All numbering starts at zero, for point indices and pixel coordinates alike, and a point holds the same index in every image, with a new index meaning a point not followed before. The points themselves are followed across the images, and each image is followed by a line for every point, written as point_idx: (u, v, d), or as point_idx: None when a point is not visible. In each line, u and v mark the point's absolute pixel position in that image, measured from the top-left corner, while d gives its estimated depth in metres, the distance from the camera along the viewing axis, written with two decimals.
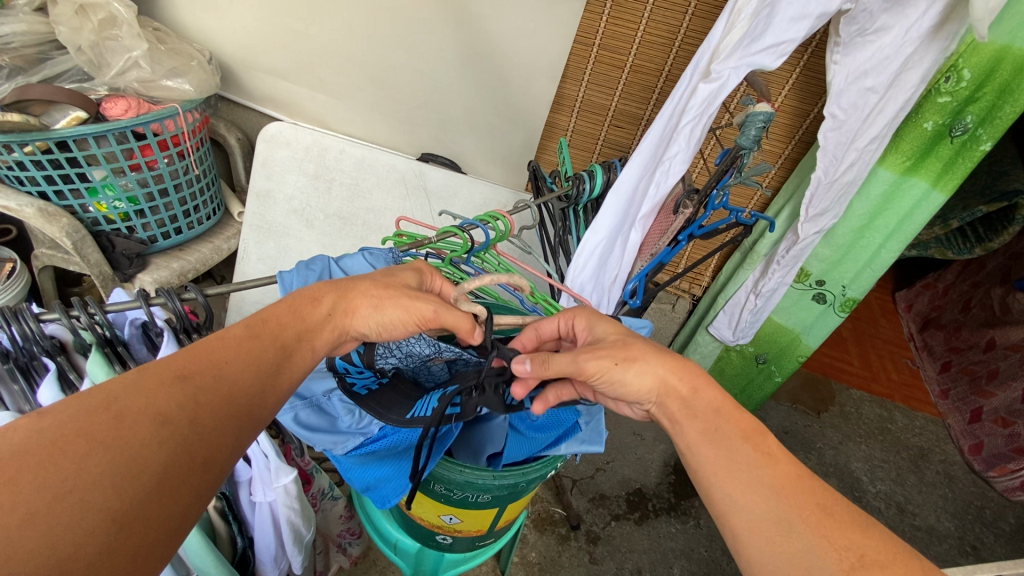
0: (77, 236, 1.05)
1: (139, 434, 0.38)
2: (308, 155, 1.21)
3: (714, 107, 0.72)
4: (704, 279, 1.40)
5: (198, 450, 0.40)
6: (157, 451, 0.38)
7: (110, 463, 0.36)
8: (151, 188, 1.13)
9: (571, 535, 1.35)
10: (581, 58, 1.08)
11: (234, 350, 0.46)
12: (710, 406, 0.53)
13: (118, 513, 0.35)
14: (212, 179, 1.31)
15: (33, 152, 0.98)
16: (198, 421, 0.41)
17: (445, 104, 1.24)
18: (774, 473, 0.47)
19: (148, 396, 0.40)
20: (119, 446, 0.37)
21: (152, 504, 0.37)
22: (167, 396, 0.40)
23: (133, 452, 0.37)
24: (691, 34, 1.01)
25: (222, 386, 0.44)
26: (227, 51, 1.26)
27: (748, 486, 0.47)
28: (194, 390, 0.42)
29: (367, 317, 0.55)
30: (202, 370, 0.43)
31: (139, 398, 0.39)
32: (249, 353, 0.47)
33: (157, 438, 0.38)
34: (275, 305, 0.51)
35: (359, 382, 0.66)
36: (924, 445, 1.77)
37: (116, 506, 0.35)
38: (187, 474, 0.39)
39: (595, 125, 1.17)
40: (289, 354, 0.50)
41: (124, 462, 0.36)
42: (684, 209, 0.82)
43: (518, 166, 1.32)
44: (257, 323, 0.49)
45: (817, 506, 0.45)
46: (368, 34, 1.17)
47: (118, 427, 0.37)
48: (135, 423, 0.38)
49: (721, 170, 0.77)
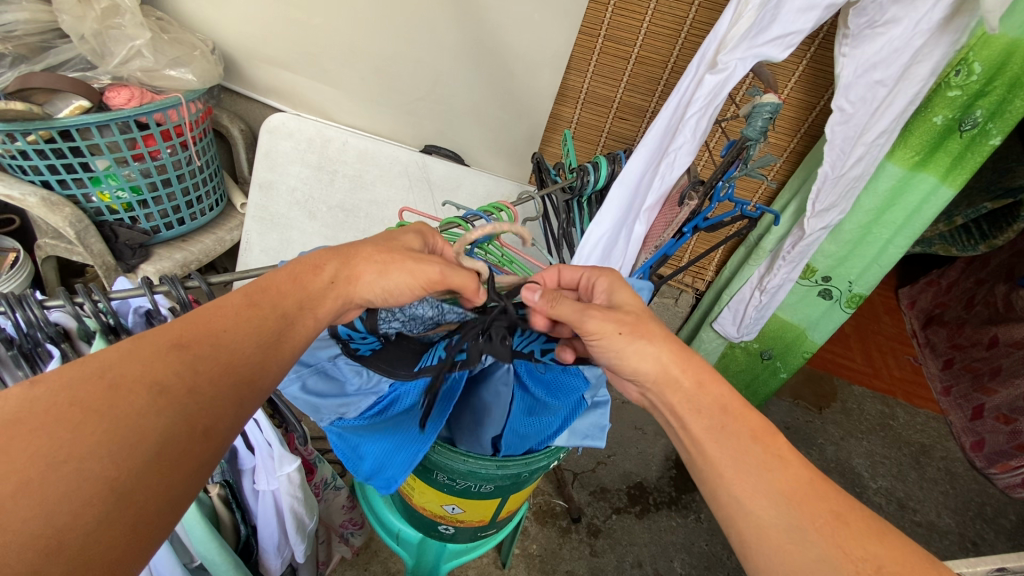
0: (81, 226, 1.05)
1: (135, 404, 0.38)
2: (310, 147, 1.20)
3: (719, 100, 0.72)
4: (707, 273, 1.39)
5: (198, 420, 0.40)
6: (154, 419, 0.38)
7: (108, 434, 0.36)
8: (155, 179, 1.13)
9: (571, 528, 1.35)
10: (585, 49, 1.07)
11: (234, 324, 0.45)
12: (713, 401, 0.53)
13: (116, 483, 0.35)
14: (215, 170, 1.31)
15: (36, 142, 0.98)
16: (197, 390, 0.41)
17: (449, 95, 1.24)
18: (783, 478, 0.47)
19: (145, 367, 0.39)
20: (115, 418, 0.36)
21: (151, 476, 0.37)
22: (164, 365, 0.40)
23: (128, 423, 0.37)
24: (697, 25, 1.00)
25: (222, 355, 0.43)
26: (230, 41, 1.26)
27: (753, 489, 0.47)
28: (192, 358, 0.42)
29: (372, 283, 0.55)
30: (201, 338, 0.43)
31: (135, 367, 0.39)
32: (248, 322, 0.46)
33: (154, 410, 0.38)
34: (275, 273, 0.51)
35: (363, 347, 0.65)
36: (925, 441, 1.76)
37: (113, 475, 0.35)
38: (188, 443, 0.39)
39: (600, 117, 1.17)
40: (290, 323, 0.49)
41: (121, 432, 0.36)
42: (690, 201, 0.83)
43: (522, 157, 1.32)
44: (256, 292, 0.48)
45: (831, 513, 0.45)
46: (371, 24, 1.16)
47: (114, 398, 0.37)
48: (129, 391, 0.38)
49: (727, 161, 0.76)
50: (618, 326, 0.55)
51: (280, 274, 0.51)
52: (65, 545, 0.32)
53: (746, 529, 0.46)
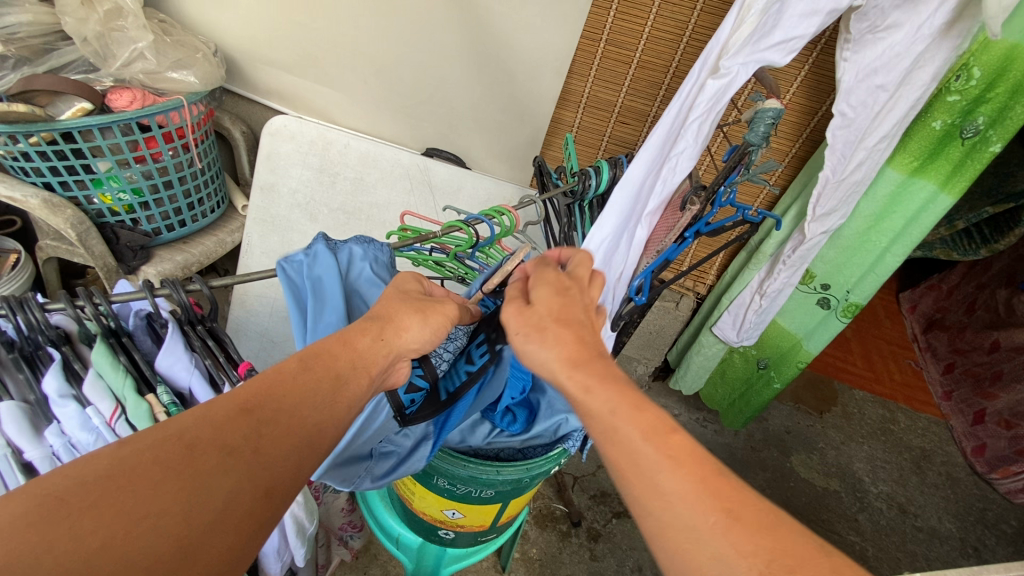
0: (82, 227, 1.05)
1: (208, 465, 0.37)
2: (312, 149, 1.21)
3: (721, 105, 0.72)
4: (709, 277, 1.37)
5: (264, 481, 0.40)
6: (223, 480, 0.37)
7: (178, 494, 0.35)
8: (156, 180, 1.13)
9: (571, 532, 1.35)
10: (588, 53, 1.07)
11: (293, 385, 0.44)
12: (619, 387, 0.46)
13: (185, 545, 0.34)
14: (216, 172, 1.31)
15: (38, 144, 0.98)
16: (262, 451, 0.40)
17: (451, 99, 1.24)
18: (677, 477, 0.37)
19: (217, 428, 0.39)
20: (191, 480, 0.36)
21: (215, 535, 0.36)
22: (234, 429, 0.40)
23: (201, 485, 0.36)
24: (699, 30, 1.00)
25: (284, 419, 0.42)
26: (234, 43, 1.26)
27: (651, 487, 0.38)
28: (259, 423, 0.41)
29: (419, 333, 0.54)
30: (266, 401, 0.42)
31: (207, 428, 0.39)
32: (306, 384, 0.45)
33: (224, 469, 0.38)
34: (325, 337, 0.49)
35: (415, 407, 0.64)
36: (926, 446, 1.76)
37: (184, 533, 0.34)
38: (252, 505, 0.38)
39: (601, 122, 1.17)
40: (344, 383, 0.48)
41: (194, 492, 0.36)
42: (691, 207, 0.81)
43: (524, 161, 1.31)
44: (310, 356, 0.47)
45: (723, 510, 0.36)
46: (374, 28, 1.16)
47: (190, 460, 0.37)
48: (203, 452, 0.37)
49: (728, 167, 0.75)
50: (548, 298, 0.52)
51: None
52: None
53: (647, 529, 0.38)
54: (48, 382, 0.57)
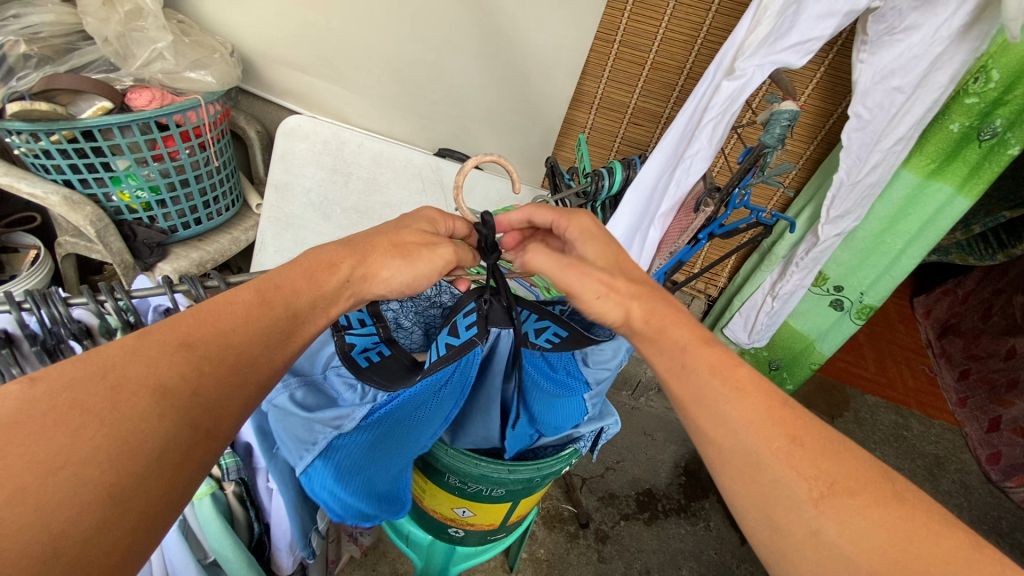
0: (101, 225, 1.07)
1: (137, 407, 0.37)
2: (326, 149, 1.23)
3: (737, 105, 0.73)
4: (721, 280, 1.36)
5: (201, 422, 0.40)
6: (155, 423, 0.38)
7: (107, 438, 0.35)
8: (173, 178, 1.15)
9: (579, 533, 1.35)
10: (602, 55, 1.07)
11: (243, 323, 0.45)
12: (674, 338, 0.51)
13: (114, 490, 0.35)
14: (232, 171, 1.33)
15: (60, 142, 0.99)
16: (200, 391, 0.41)
17: (464, 99, 1.24)
18: (744, 407, 0.45)
19: (152, 366, 0.39)
20: (116, 423, 0.36)
21: (152, 480, 0.37)
22: (170, 366, 0.40)
23: (126, 426, 0.36)
24: (713, 32, 1.00)
25: (227, 355, 0.43)
26: (248, 43, 1.28)
27: (714, 413, 0.46)
28: (199, 359, 0.41)
29: (389, 279, 0.54)
30: (208, 337, 0.43)
31: (140, 365, 0.39)
32: (256, 322, 0.45)
33: (157, 413, 0.38)
34: (290, 270, 0.50)
35: (356, 338, 0.67)
36: (940, 453, 1.74)
37: (113, 481, 0.35)
38: (189, 445, 0.39)
39: (613, 123, 1.17)
40: (300, 322, 0.49)
41: (121, 436, 0.36)
42: (705, 208, 0.79)
43: (535, 162, 1.32)
44: (268, 289, 0.47)
45: (784, 434, 0.44)
46: (389, 29, 1.17)
47: (115, 400, 0.37)
48: (130, 393, 0.37)
49: (742, 168, 0.74)
50: (580, 266, 0.54)
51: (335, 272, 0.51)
52: (61, 553, 0.32)
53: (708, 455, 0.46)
54: None
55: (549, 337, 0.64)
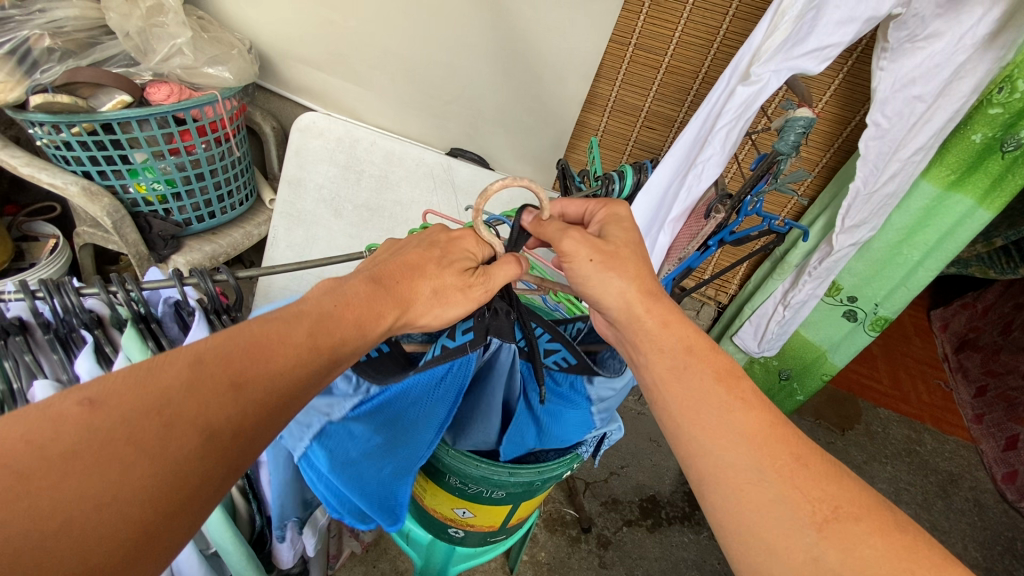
0: (117, 216, 1.09)
1: (184, 447, 0.36)
2: (339, 147, 1.23)
3: (751, 112, 0.72)
4: (731, 287, 1.35)
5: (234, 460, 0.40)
6: (196, 464, 0.37)
7: (150, 476, 0.34)
8: (189, 172, 1.16)
9: (581, 537, 1.34)
10: (616, 58, 1.07)
11: (288, 361, 0.43)
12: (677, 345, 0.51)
13: (148, 529, 0.34)
14: (246, 166, 1.34)
15: (80, 134, 1.01)
16: (243, 431, 0.39)
17: (477, 100, 1.24)
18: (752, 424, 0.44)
19: (203, 404, 0.37)
20: (164, 458, 0.35)
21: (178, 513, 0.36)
22: (219, 406, 0.38)
23: (177, 467, 0.36)
24: (730, 36, 0.99)
25: (270, 395, 0.41)
26: (266, 40, 1.29)
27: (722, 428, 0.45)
28: (246, 400, 0.40)
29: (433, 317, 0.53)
30: (257, 376, 0.41)
31: (194, 400, 0.37)
32: (301, 362, 0.43)
33: (200, 455, 0.37)
34: (340, 306, 0.47)
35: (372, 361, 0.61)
36: (954, 470, 1.70)
37: (149, 520, 0.34)
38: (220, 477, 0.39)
39: (627, 126, 1.17)
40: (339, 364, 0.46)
41: (166, 476, 0.35)
42: (716, 215, 0.78)
43: (547, 163, 1.31)
44: (320, 330, 0.45)
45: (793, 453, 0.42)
46: (405, 28, 1.18)
47: (167, 437, 0.35)
48: (183, 431, 0.36)
49: (755, 175, 0.73)
50: (591, 253, 0.54)
51: (351, 277, 0.51)
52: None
53: (714, 471, 0.45)
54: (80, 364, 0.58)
55: (558, 360, 0.66)
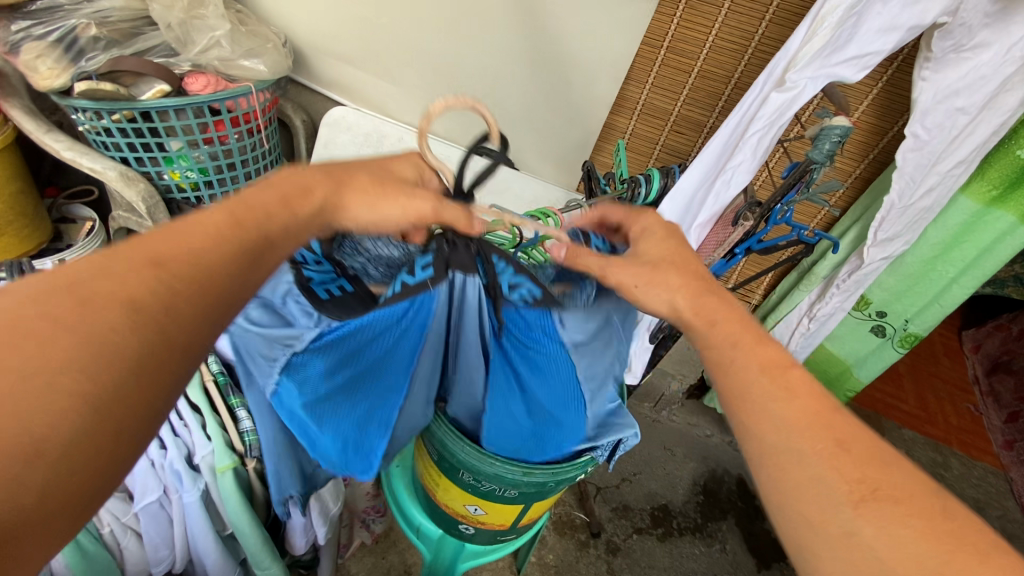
0: (151, 201, 1.13)
1: (107, 319, 0.32)
2: (366, 141, 1.25)
3: (785, 118, 0.71)
4: (754, 296, 1.28)
5: (176, 340, 0.35)
6: (128, 336, 0.33)
7: (73, 344, 0.31)
8: (221, 162, 1.19)
9: (590, 542, 1.33)
10: (647, 61, 1.06)
11: (218, 249, 0.39)
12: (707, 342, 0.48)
13: (89, 396, 0.31)
14: (276, 158, 1.37)
15: (120, 121, 1.05)
16: (174, 308, 0.35)
17: (506, 99, 1.24)
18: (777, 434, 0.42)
19: (117, 281, 0.34)
20: (87, 331, 0.32)
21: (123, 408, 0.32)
22: (138, 281, 0.34)
23: (94, 335, 0.32)
24: (765, 41, 0.98)
25: (200, 275, 0.37)
26: (301, 34, 1.31)
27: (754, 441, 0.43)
28: (170, 278, 0.36)
29: (361, 214, 0.50)
30: (177, 254, 0.37)
31: (100, 281, 0.33)
32: (230, 242, 0.40)
33: (130, 326, 0.33)
34: (261, 190, 0.45)
35: (319, 286, 0.57)
36: (981, 497, 1.64)
37: (83, 388, 0.31)
38: (164, 364, 0.34)
39: (655, 129, 1.16)
40: (272, 246, 0.43)
41: (90, 343, 0.31)
42: (744, 222, 0.76)
43: (572, 164, 1.30)
44: (240, 211, 0.42)
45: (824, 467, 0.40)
46: (436, 26, 1.18)
47: (81, 310, 0.32)
48: (101, 305, 0.33)
49: (788, 183, 0.72)
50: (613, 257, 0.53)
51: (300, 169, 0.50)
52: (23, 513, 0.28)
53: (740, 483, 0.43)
54: None
55: (522, 295, 0.58)
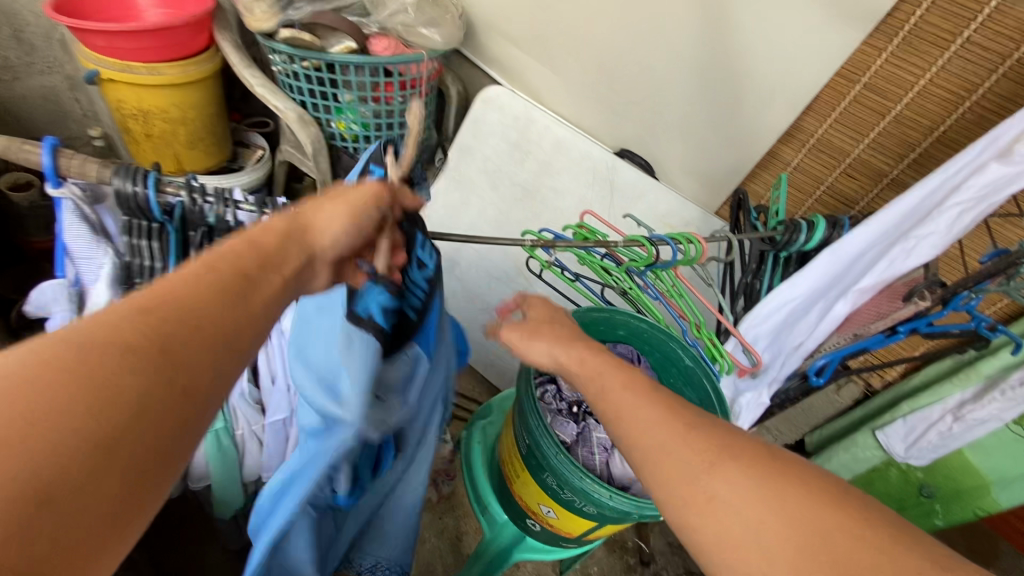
0: (318, 145, 1.22)
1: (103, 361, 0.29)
2: (514, 124, 1.30)
3: (999, 197, 0.62)
4: (891, 373, 1.16)
5: (177, 376, 0.32)
6: (122, 379, 0.29)
7: (85, 386, 0.28)
8: (382, 121, 1.28)
9: (638, 568, 1.31)
10: (836, 93, 0.98)
11: (185, 295, 0.35)
12: None
13: (108, 442, 0.28)
14: (428, 123, 1.44)
15: (309, 68, 1.15)
16: (166, 348, 0.32)
17: (664, 106, 1.20)
18: None
19: (111, 325, 0.31)
20: (103, 380, 0.29)
21: (138, 441, 0.29)
22: (126, 328, 0.31)
23: (100, 387, 0.29)
24: (991, 97, 0.85)
25: (194, 318, 0.35)
26: (478, 10, 1.36)
27: None
28: (164, 328, 0.33)
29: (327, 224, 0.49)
30: (167, 301, 0.34)
31: (100, 329, 0.31)
32: (205, 285, 0.37)
33: (126, 367, 0.30)
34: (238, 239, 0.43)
35: (368, 306, 0.55)
36: None
37: (83, 438, 0.27)
38: (166, 401, 0.31)
39: (824, 167, 1.06)
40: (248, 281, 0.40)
41: (101, 384, 0.29)
42: (918, 300, 0.67)
43: (719, 185, 1.21)
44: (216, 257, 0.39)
45: None
46: (612, 21, 1.17)
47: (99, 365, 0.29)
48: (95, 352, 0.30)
49: (984, 272, 0.62)
50: None
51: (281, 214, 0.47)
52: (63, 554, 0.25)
53: None
54: None
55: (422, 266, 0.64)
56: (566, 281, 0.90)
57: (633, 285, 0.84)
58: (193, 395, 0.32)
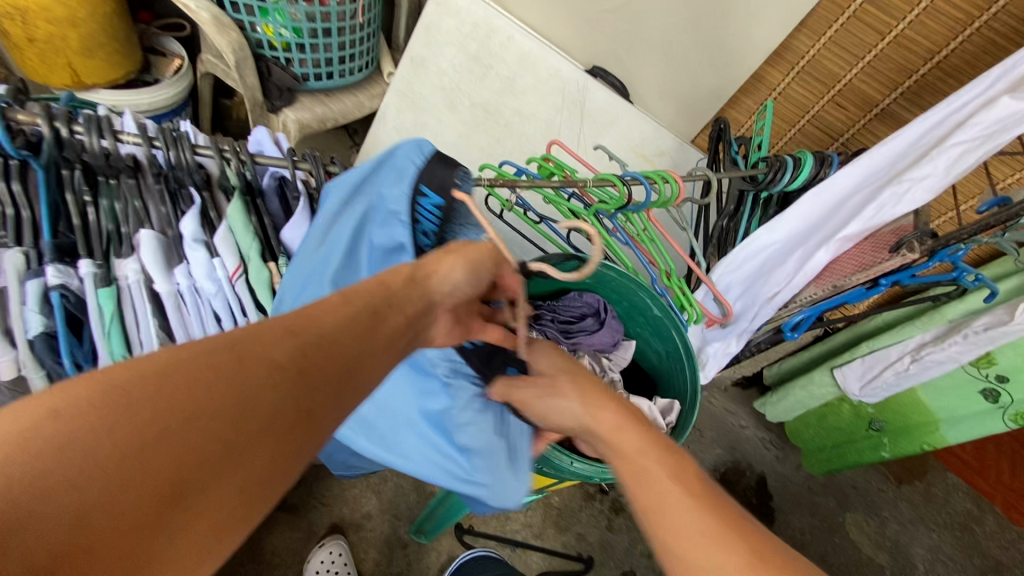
0: (241, 54, 1.04)
1: (251, 376, 0.28)
2: (473, 33, 1.14)
3: (1007, 137, 0.55)
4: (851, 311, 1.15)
5: (305, 398, 0.30)
6: (268, 397, 0.28)
7: (220, 396, 0.27)
8: (317, 25, 1.08)
9: (597, 496, 1.33)
10: (833, 8, 0.87)
11: (336, 333, 0.34)
12: None
13: (228, 447, 0.26)
14: (374, 31, 1.24)
15: None
16: (308, 374, 0.31)
17: (642, 17, 1.06)
18: None
19: (261, 344, 0.30)
20: (234, 386, 0.28)
21: (255, 464, 0.27)
22: (281, 348, 0.30)
23: (243, 396, 0.27)
24: (1001, 18, 0.76)
25: (333, 346, 0.33)
26: None
27: None
28: (306, 345, 0.32)
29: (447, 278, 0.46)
30: (316, 333, 0.33)
31: (249, 341, 0.30)
32: (343, 317, 0.35)
33: (272, 385, 0.29)
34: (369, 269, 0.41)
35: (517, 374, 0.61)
36: (1005, 560, 1.44)
37: (224, 442, 0.26)
38: (293, 426, 0.29)
39: (812, 95, 0.97)
40: (380, 317, 0.38)
41: (237, 397, 0.27)
42: (906, 251, 0.62)
43: (696, 113, 1.11)
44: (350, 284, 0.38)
45: None
46: None
47: (235, 366, 0.28)
48: (249, 363, 0.29)
49: (983, 221, 0.58)
50: None
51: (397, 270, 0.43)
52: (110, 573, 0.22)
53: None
54: (184, 223, 0.57)
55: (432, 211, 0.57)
56: (530, 223, 0.82)
57: (600, 229, 0.76)
58: (315, 418, 0.30)
